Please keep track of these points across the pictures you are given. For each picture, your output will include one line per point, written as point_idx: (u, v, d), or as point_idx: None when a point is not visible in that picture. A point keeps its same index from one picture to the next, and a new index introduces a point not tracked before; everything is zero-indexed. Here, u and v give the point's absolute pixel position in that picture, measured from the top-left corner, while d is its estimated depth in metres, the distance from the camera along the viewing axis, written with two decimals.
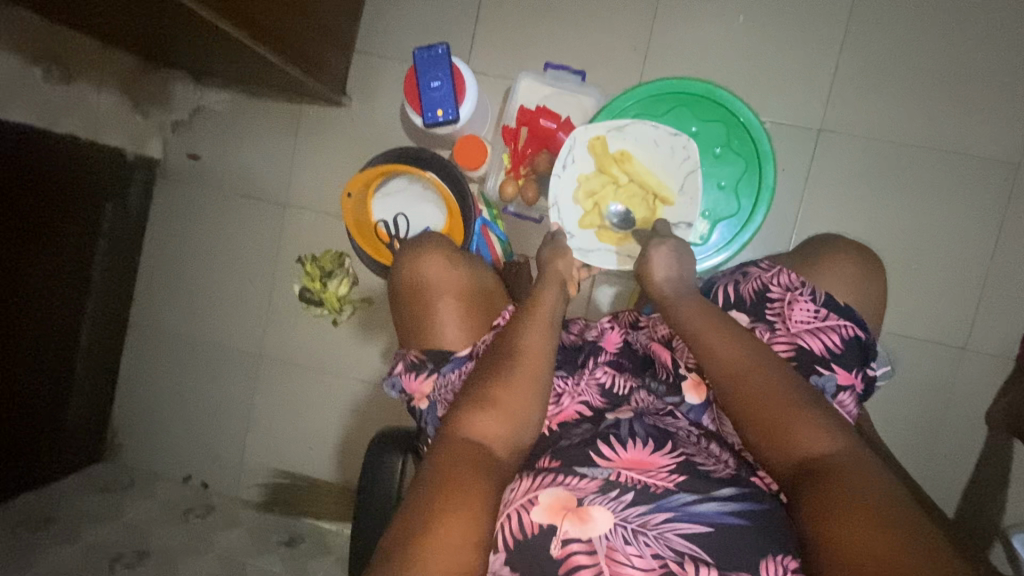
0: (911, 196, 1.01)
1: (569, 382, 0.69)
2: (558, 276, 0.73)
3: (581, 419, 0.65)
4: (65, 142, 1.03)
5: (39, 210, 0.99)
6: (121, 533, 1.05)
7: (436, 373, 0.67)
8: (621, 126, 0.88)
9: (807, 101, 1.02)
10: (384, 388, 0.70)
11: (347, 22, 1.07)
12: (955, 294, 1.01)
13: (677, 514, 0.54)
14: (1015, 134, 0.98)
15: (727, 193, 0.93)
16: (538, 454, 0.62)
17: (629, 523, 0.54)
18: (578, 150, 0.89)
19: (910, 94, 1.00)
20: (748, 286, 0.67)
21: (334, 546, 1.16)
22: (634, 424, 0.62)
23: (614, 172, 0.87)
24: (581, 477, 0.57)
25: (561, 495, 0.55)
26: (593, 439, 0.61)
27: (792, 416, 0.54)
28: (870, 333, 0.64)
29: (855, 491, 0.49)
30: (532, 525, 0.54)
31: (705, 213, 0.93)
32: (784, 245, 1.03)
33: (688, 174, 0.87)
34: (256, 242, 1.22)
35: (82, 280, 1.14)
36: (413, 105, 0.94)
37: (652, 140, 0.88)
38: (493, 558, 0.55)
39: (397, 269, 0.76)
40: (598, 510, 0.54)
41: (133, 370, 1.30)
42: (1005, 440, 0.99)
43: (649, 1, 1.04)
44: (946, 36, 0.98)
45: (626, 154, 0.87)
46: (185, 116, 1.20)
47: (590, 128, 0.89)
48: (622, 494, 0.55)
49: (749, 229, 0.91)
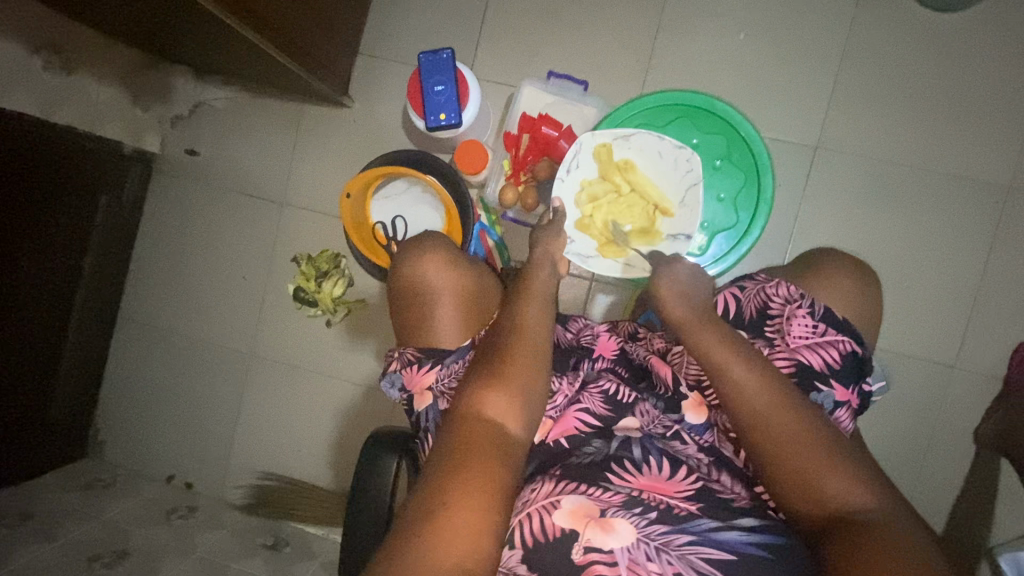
0: (904, 215, 1.03)
1: (564, 382, 0.71)
2: (550, 259, 0.74)
3: (592, 430, 0.67)
4: (62, 132, 1.02)
5: (34, 198, 0.98)
6: (101, 532, 1.02)
7: (438, 365, 0.67)
8: (628, 135, 0.88)
9: (804, 119, 1.04)
10: (384, 387, 0.72)
11: (352, 25, 1.08)
12: (946, 313, 1.03)
13: (701, 538, 0.56)
14: (1005, 158, 1.00)
15: (726, 205, 0.94)
16: (550, 466, 0.64)
17: (652, 539, 0.55)
18: (584, 155, 0.89)
19: (904, 115, 1.02)
20: (749, 300, 0.67)
21: (319, 551, 1.14)
22: (647, 445, 0.65)
23: (616, 181, 0.88)
24: (605, 491, 0.59)
25: (586, 504, 0.57)
26: (606, 462, 0.63)
27: (822, 470, 0.56)
28: (867, 348, 0.65)
29: (885, 547, 0.51)
30: (553, 528, 0.56)
31: (704, 224, 0.94)
32: (781, 258, 1.04)
33: (690, 187, 0.88)
34: (252, 240, 1.21)
35: (74, 272, 1.13)
36: (417, 109, 0.94)
37: (657, 150, 0.88)
38: (509, 555, 0.57)
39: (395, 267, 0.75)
40: (621, 523, 0.56)
41: (121, 366, 1.28)
42: (993, 459, 1.00)
43: (653, 15, 1.06)
44: (941, 60, 1.00)
45: (629, 163, 0.88)
46: (185, 112, 1.20)
47: (597, 134, 0.89)
48: (646, 511, 0.57)
49: (749, 241, 0.92)
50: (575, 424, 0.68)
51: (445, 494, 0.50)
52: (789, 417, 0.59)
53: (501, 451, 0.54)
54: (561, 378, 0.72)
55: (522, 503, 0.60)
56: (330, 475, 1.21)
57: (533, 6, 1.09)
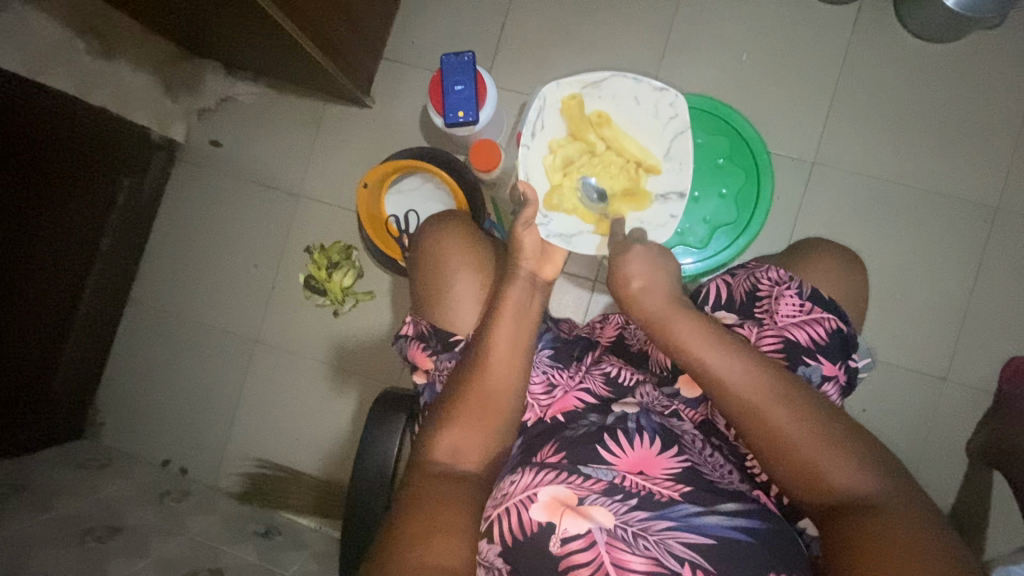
0: (896, 230, 1.07)
1: (564, 375, 0.71)
2: (530, 278, 0.70)
3: (587, 409, 0.67)
4: (96, 112, 1.06)
5: (56, 170, 1.00)
6: (94, 510, 1.00)
7: (434, 357, 0.71)
8: (598, 82, 0.82)
9: (802, 136, 1.10)
10: (394, 344, 0.77)
11: (379, 30, 1.14)
12: (937, 326, 1.06)
13: (681, 524, 0.55)
14: (991, 180, 1.06)
15: (727, 201, 0.99)
16: (544, 439, 0.64)
17: (630, 525, 0.55)
18: (551, 112, 0.83)
19: (896, 137, 1.08)
20: (738, 285, 0.70)
21: (311, 543, 1.12)
22: (641, 420, 0.64)
23: (590, 139, 0.82)
24: (585, 478, 0.58)
25: (560, 494, 0.56)
26: (599, 434, 0.62)
27: (821, 455, 0.55)
28: (853, 328, 0.67)
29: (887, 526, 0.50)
30: (530, 523, 0.56)
31: (706, 220, 0.99)
32: (782, 245, 1.07)
33: (675, 136, 0.82)
34: (266, 230, 1.25)
35: (91, 250, 1.16)
36: (437, 106, 0.99)
37: (632, 97, 0.83)
38: (488, 548, 0.58)
39: (424, 238, 0.78)
40: (598, 510, 0.56)
41: (126, 348, 1.29)
42: (984, 471, 1.02)
43: (661, 34, 1.13)
44: (930, 87, 1.07)
45: (603, 116, 0.82)
46: (213, 105, 1.25)
47: (563, 84, 0.82)
48: (626, 497, 0.57)
49: (747, 236, 0.97)
50: (576, 403, 0.68)
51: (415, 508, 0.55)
52: (774, 403, 0.57)
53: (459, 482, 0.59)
54: (562, 370, 0.72)
55: (495, 500, 0.59)
56: (328, 466, 1.21)
57: (549, 21, 1.16)
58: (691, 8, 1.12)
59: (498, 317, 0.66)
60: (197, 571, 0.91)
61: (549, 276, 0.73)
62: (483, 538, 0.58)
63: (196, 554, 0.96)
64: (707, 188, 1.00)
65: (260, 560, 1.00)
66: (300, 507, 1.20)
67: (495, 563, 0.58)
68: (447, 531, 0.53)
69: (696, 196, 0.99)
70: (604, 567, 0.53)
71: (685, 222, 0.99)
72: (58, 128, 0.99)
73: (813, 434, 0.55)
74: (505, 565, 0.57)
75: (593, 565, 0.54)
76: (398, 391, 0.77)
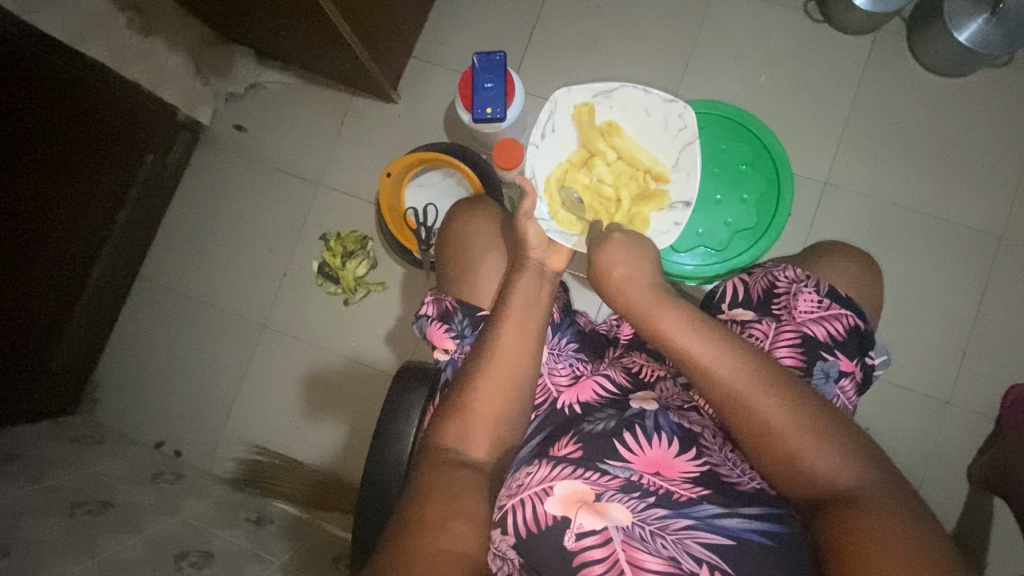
0: (902, 253, 1.10)
1: (588, 366, 0.72)
2: (540, 267, 0.69)
3: (604, 404, 0.66)
4: (124, 83, 1.07)
5: (73, 130, 0.99)
6: (86, 483, 0.93)
7: (457, 339, 0.72)
8: (609, 92, 0.84)
9: (817, 156, 1.13)
10: (413, 324, 0.76)
11: (411, 28, 1.17)
12: (941, 348, 1.07)
13: (700, 523, 0.54)
14: (995, 209, 1.09)
15: (748, 206, 1.02)
16: (560, 433, 0.63)
17: (648, 524, 0.54)
18: (562, 117, 0.85)
19: (905, 162, 1.11)
20: (756, 283, 0.71)
21: (303, 533, 1.06)
22: (659, 418, 0.63)
23: (600, 148, 0.82)
24: (602, 473, 0.57)
25: (578, 489, 0.56)
26: (617, 429, 0.61)
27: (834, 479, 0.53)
28: (870, 326, 0.69)
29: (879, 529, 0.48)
30: (545, 517, 0.54)
31: (728, 224, 1.02)
32: (796, 249, 1.11)
33: (683, 147, 0.82)
34: (283, 215, 1.26)
35: (106, 222, 1.15)
36: (465, 103, 1.01)
37: (642, 108, 0.83)
38: (500, 538, 0.56)
39: (452, 218, 0.83)
40: (616, 507, 0.55)
41: (130, 325, 1.28)
42: (986, 494, 1.02)
43: (684, 52, 1.17)
44: (938, 117, 1.11)
45: (613, 126, 0.82)
46: (241, 90, 1.28)
47: (575, 91, 0.84)
48: (644, 495, 0.56)
49: (768, 238, 1.00)
50: (594, 391, 0.68)
51: (427, 499, 0.53)
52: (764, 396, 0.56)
53: (460, 479, 0.55)
54: (587, 363, 0.73)
55: (510, 489, 0.58)
56: (327, 454, 1.19)
57: (575, 31, 1.20)
58: (713, 28, 1.17)
59: (507, 308, 0.64)
60: (187, 551, 0.85)
61: (558, 267, 0.71)
62: (496, 529, 0.56)
63: (185, 535, 0.89)
64: (729, 192, 1.03)
65: (252, 546, 0.94)
66: (295, 496, 1.17)
67: (507, 553, 0.56)
68: (464, 516, 0.52)
69: (719, 199, 1.03)
70: (620, 562, 0.51)
71: (707, 225, 1.02)
72: (75, 91, 0.98)
73: (773, 410, 0.56)
74: (517, 558, 0.55)
75: (608, 561, 0.52)
76: (419, 365, 0.77)
